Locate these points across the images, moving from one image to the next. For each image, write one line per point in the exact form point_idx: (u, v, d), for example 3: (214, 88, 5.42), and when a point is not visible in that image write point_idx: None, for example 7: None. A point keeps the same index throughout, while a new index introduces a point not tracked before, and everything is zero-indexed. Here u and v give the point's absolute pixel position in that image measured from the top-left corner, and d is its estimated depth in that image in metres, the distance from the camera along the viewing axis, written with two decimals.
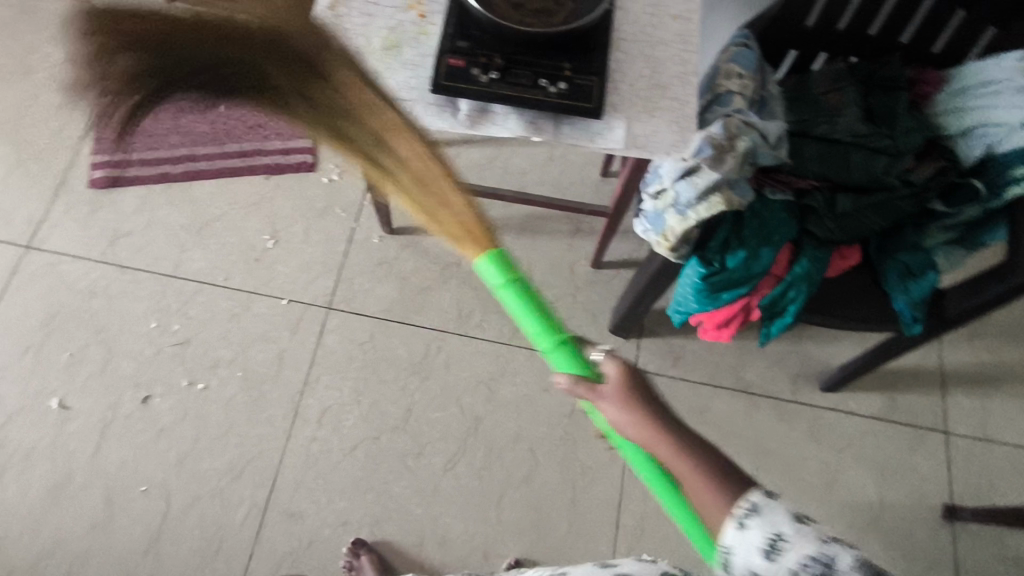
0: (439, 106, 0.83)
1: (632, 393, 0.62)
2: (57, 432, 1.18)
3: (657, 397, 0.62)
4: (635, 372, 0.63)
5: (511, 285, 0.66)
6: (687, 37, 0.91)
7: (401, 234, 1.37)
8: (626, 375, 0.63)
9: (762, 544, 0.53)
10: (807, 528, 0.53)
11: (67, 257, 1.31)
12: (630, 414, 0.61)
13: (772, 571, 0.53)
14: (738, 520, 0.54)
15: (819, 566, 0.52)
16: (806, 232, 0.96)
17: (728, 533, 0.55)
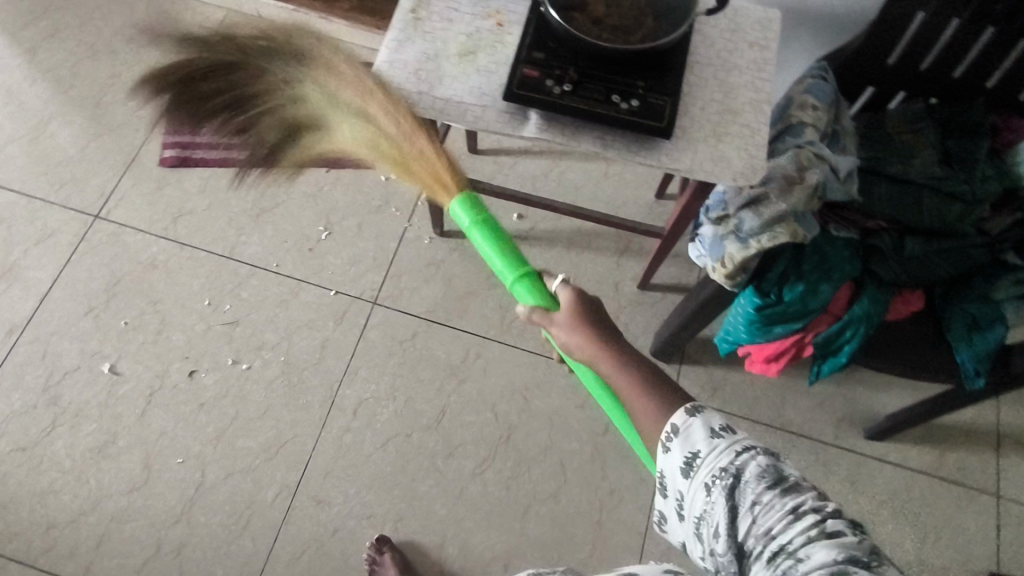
0: (509, 113, 0.85)
1: (584, 318, 0.71)
2: (105, 395, 1.22)
3: (599, 322, 0.71)
4: (589, 301, 0.72)
5: (479, 224, 0.74)
6: (762, 65, 0.91)
7: (451, 237, 1.39)
8: (578, 301, 0.71)
9: (681, 462, 0.62)
10: (720, 444, 0.61)
11: (131, 229, 1.36)
12: (573, 335, 0.70)
13: (689, 486, 0.61)
14: (663, 444, 0.63)
15: (728, 478, 0.59)
16: (870, 272, 0.94)
17: (658, 455, 0.64)
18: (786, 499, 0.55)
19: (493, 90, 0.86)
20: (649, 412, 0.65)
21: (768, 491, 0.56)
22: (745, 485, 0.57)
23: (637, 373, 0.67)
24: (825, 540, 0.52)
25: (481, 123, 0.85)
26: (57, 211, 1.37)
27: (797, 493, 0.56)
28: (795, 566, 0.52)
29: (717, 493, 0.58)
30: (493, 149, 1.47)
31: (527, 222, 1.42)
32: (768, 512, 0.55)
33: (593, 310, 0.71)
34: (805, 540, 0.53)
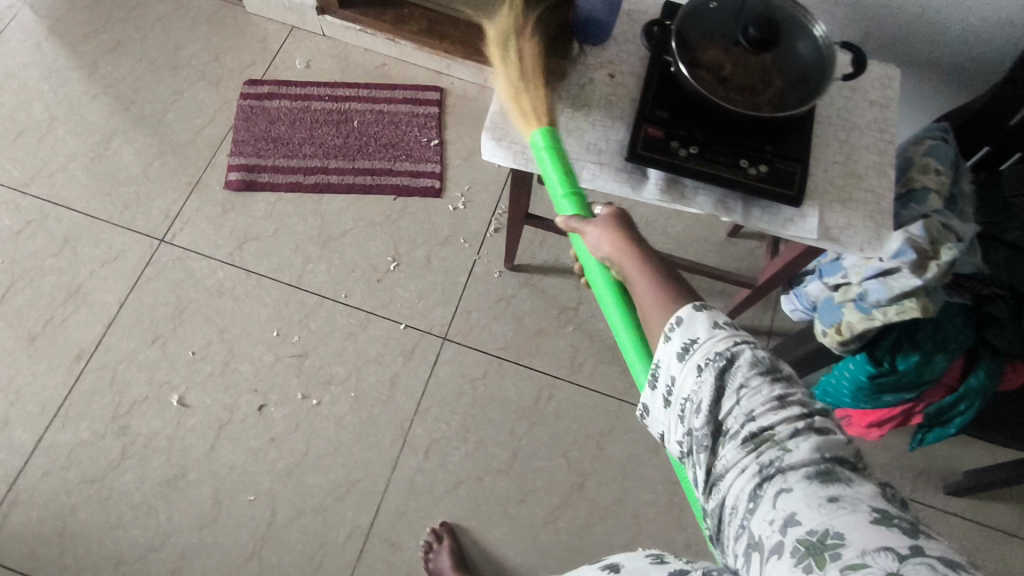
0: (628, 172, 0.82)
1: (621, 226, 0.65)
2: (174, 427, 1.20)
3: (637, 230, 0.65)
4: (622, 218, 0.65)
5: (551, 148, 0.73)
6: (884, 126, 0.87)
7: (521, 271, 1.37)
8: (617, 218, 0.65)
9: (677, 347, 0.53)
10: (720, 332, 0.52)
11: (197, 254, 1.34)
12: (604, 238, 0.65)
13: (680, 372, 0.52)
14: (665, 334, 0.54)
15: (722, 361, 0.50)
16: (984, 340, 0.90)
17: (657, 348, 0.55)
18: (775, 386, 0.49)
19: (610, 148, 0.83)
20: (659, 308, 0.56)
21: (761, 380, 0.49)
22: (744, 377, 0.49)
23: (666, 281, 0.58)
24: (815, 436, 0.46)
25: (599, 182, 0.82)
26: (122, 233, 1.35)
27: (788, 386, 0.49)
28: (781, 459, 0.45)
29: (707, 379, 0.50)
30: None
31: None
32: (759, 399, 0.48)
33: (625, 223, 0.65)
34: (795, 433, 0.46)
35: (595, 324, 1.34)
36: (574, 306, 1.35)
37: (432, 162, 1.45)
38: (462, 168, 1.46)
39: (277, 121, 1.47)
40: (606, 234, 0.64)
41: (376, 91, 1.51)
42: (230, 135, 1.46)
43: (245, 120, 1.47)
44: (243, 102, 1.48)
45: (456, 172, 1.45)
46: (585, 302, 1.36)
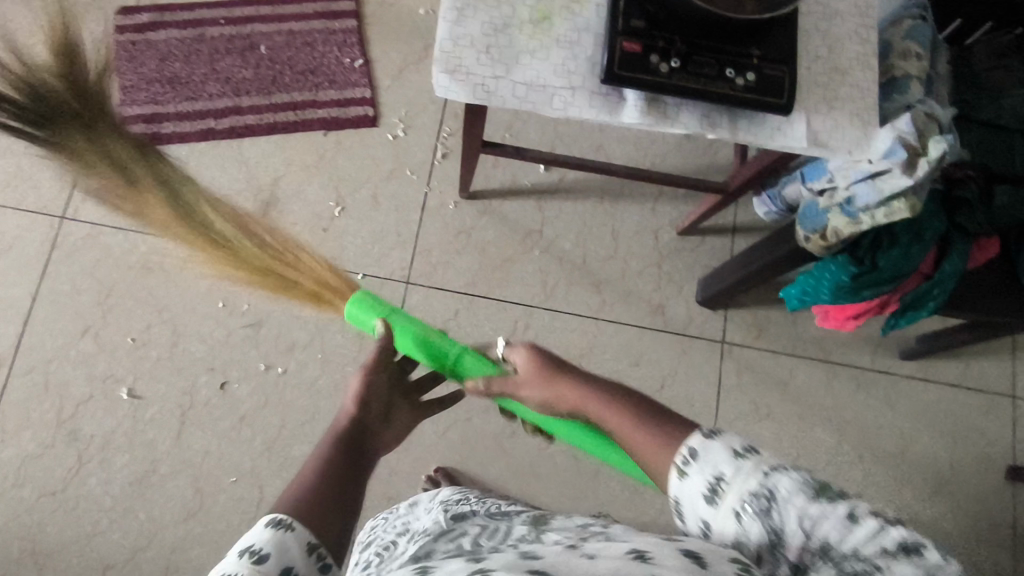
0: (603, 95, 0.73)
1: (542, 369, 0.66)
2: (132, 422, 1.12)
3: (557, 359, 0.66)
4: (537, 360, 0.66)
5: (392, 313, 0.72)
6: (864, 9, 0.80)
7: (477, 199, 1.28)
8: (535, 359, 0.67)
9: (703, 488, 0.52)
10: (748, 464, 0.51)
11: (109, 229, 1.18)
12: (545, 396, 0.65)
13: (716, 517, 0.51)
14: (680, 468, 0.54)
15: (762, 500, 0.49)
16: (955, 226, 0.90)
17: (674, 483, 0.54)
18: (837, 507, 0.47)
19: (580, 68, 0.73)
20: (658, 445, 0.57)
21: (814, 503, 0.47)
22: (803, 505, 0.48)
23: (631, 408, 0.61)
24: (905, 556, 0.44)
25: (573, 110, 0.73)
26: (13, 216, 1.16)
27: (847, 499, 0.48)
28: None
29: (751, 522, 0.49)
30: None
31: (555, 174, 1.30)
32: (830, 525, 0.47)
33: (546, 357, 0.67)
34: (880, 553, 0.45)
35: (561, 245, 1.28)
36: (537, 228, 1.28)
37: (360, 86, 1.29)
38: (395, 89, 1.30)
39: (169, 58, 1.26)
40: (539, 380, 0.65)
41: (280, 8, 1.31)
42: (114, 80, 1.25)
43: (130, 60, 1.25)
44: (122, 38, 1.26)
45: (389, 94, 1.30)
46: (548, 223, 1.29)
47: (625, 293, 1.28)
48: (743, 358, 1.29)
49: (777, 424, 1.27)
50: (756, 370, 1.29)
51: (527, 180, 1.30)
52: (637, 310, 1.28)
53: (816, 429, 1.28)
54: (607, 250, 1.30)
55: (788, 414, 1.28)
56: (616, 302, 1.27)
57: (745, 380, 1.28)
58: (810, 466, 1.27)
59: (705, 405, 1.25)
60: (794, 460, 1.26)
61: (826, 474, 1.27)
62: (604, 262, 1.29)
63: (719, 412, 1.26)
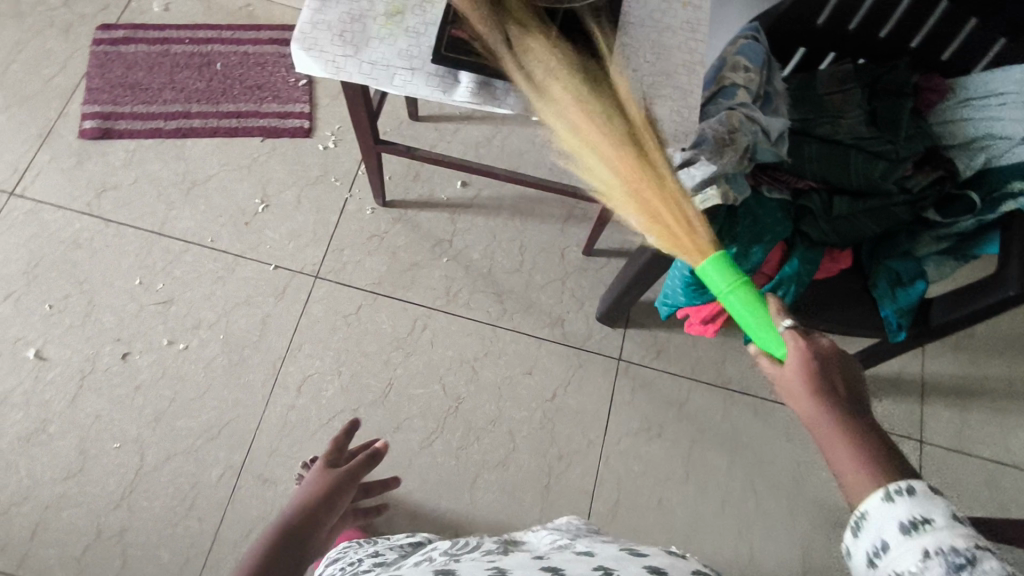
0: (440, 78, 0.82)
1: (813, 369, 0.59)
2: (32, 380, 1.18)
3: (835, 397, 0.57)
4: (818, 349, 0.60)
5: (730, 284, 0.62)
6: (695, 25, 0.89)
7: (394, 207, 1.36)
8: (810, 354, 0.59)
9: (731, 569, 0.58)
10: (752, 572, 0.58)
11: (50, 207, 1.29)
12: (817, 413, 0.57)
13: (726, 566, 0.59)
14: (888, 493, 0.50)
15: None
16: (800, 232, 0.96)
17: (873, 501, 0.50)
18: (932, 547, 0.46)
19: (423, 54, 0.83)
20: (845, 453, 0.54)
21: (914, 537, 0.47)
22: (920, 537, 0.46)
23: (863, 447, 0.54)
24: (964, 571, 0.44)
25: (411, 87, 0.82)
26: None
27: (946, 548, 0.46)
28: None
29: None
30: (434, 115, 1.43)
31: (471, 190, 1.39)
32: (954, 539, 0.45)
33: (822, 355, 0.60)
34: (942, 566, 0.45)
35: (468, 255, 1.35)
36: (447, 239, 1.35)
37: (300, 102, 1.41)
38: (333, 107, 1.42)
39: (134, 67, 1.41)
40: (803, 385, 0.58)
41: (240, 33, 1.46)
42: (83, 82, 1.40)
43: (100, 67, 1.41)
44: (96, 48, 1.42)
45: (326, 111, 1.42)
46: (458, 235, 1.36)
47: (526, 305, 1.32)
48: (637, 376, 1.30)
49: (668, 444, 1.26)
50: (650, 388, 1.29)
51: (444, 194, 1.38)
52: (536, 321, 1.31)
53: (708, 454, 1.26)
54: (513, 263, 1.35)
55: (680, 436, 1.27)
56: (516, 312, 1.32)
57: (638, 397, 1.29)
58: (701, 492, 1.24)
59: (595, 418, 1.26)
60: (683, 482, 1.24)
61: (715, 499, 1.23)
62: (509, 274, 1.34)
63: (609, 426, 1.26)
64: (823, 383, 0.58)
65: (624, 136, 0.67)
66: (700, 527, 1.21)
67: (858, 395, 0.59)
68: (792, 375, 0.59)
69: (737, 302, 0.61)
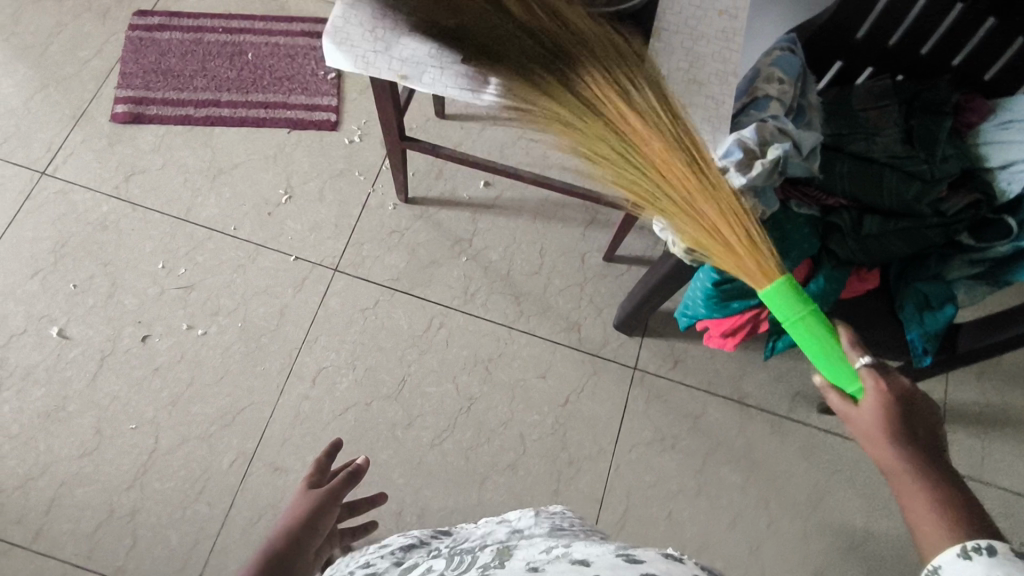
0: (470, 78, 0.82)
1: (888, 413, 0.60)
2: (55, 357, 1.20)
3: (908, 435, 0.60)
4: (901, 391, 0.60)
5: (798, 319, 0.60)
6: (730, 35, 0.88)
7: (416, 204, 1.36)
8: (888, 398, 0.59)
9: None
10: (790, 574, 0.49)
11: (80, 188, 1.31)
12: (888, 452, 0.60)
13: None
14: (965, 550, 0.52)
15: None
16: (827, 250, 0.95)
17: (947, 555, 0.53)
18: None
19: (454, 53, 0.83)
20: (922, 501, 0.57)
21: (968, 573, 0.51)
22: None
23: (937, 502, 0.56)
24: None
25: (439, 86, 0.81)
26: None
27: None
28: None
29: None
30: (461, 114, 1.43)
31: (494, 191, 1.39)
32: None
33: (904, 400, 0.60)
34: None
35: (488, 255, 1.34)
36: (468, 238, 1.35)
37: (328, 95, 1.42)
38: (360, 101, 1.43)
39: (167, 54, 1.43)
40: (879, 427, 0.60)
41: (272, 24, 1.47)
42: (117, 66, 1.42)
43: (134, 52, 1.42)
44: (131, 33, 1.44)
45: (353, 105, 1.43)
46: (479, 235, 1.36)
47: (543, 308, 1.32)
48: (652, 386, 1.29)
49: (680, 456, 1.25)
50: (664, 399, 1.28)
51: (466, 193, 1.38)
52: (553, 325, 1.31)
53: (721, 469, 1.25)
54: (533, 266, 1.34)
55: (693, 449, 1.25)
56: (533, 315, 1.31)
57: (652, 407, 1.27)
58: (711, 507, 1.22)
59: (607, 426, 1.25)
60: (694, 496, 1.22)
61: (725, 515, 1.22)
62: (528, 277, 1.33)
63: (621, 435, 1.25)
64: (902, 432, 0.60)
65: (675, 170, 0.70)
66: (709, 542, 1.20)
67: (938, 443, 0.61)
68: (872, 416, 0.60)
69: (806, 331, 0.59)
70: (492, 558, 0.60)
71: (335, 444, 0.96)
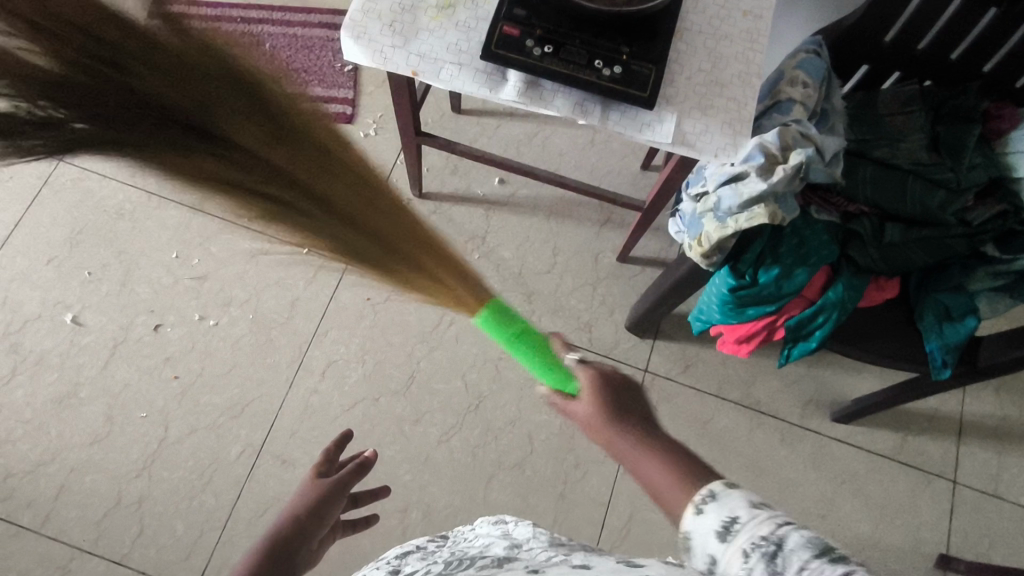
0: (488, 75, 0.81)
1: (603, 398, 0.61)
2: (68, 344, 1.21)
3: (628, 410, 0.61)
4: (605, 375, 0.62)
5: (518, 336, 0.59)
6: (754, 36, 0.86)
7: (430, 199, 1.36)
8: (597, 382, 0.62)
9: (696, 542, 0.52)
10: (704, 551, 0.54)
11: (96, 176, 1.32)
12: (603, 432, 0.61)
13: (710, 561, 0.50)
14: (697, 506, 0.53)
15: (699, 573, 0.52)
16: (846, 257, 0.92)
17: (687, 518, 0.53)
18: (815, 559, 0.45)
19: (472, 49, 0.81)
20: (665, 472, 0.57)
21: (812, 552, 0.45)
22: (736, 538, 0.49)
23: (669, 463, 0.57)
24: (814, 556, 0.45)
25: (457, 83, 0.80)
26: None
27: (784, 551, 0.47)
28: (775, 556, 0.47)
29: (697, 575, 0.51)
30: (477, 109, 1.42)
31: (508, 188, 1.37)
32: (764, 527, 0.48)
33: (610, 380, 0.62)
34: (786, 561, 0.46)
35: (501, 253, 1.33)
36: (481, 235, 1.34)
37: (345, 88, 1.41)
38: (377, 95, 1.42)
39: None
40: (592, 410, 0.61)
41: (290, 15, 1.47)
42: None
43: None
44: None
45: (369, 98, 1.42)
46: (492, 232, 1.35)
47: (555, 308, 1.31)
48: (663, 389, 1.27)
49: None
50: (675, 403, 1.27)
51: (481, 190, 1.37)
52: (564, 325, 1.30)
53: (729, 476, 1.23)
54: (546, 264, 1.33)
55: (701, 455, 1.24)
56: (544, 314, 1.30)
57: (662, 412, 1.26)
58: None
59: None
60: None
61: None
62: (540, 276, 1.32)
63: None
64: (616, 411, 0.61)
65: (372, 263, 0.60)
66: None
67: (652, 414, 0.62)
68: (583, 406, 0.61)
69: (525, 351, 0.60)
70: (491, 562, 0.62)
71: (344, 434, 0.96)
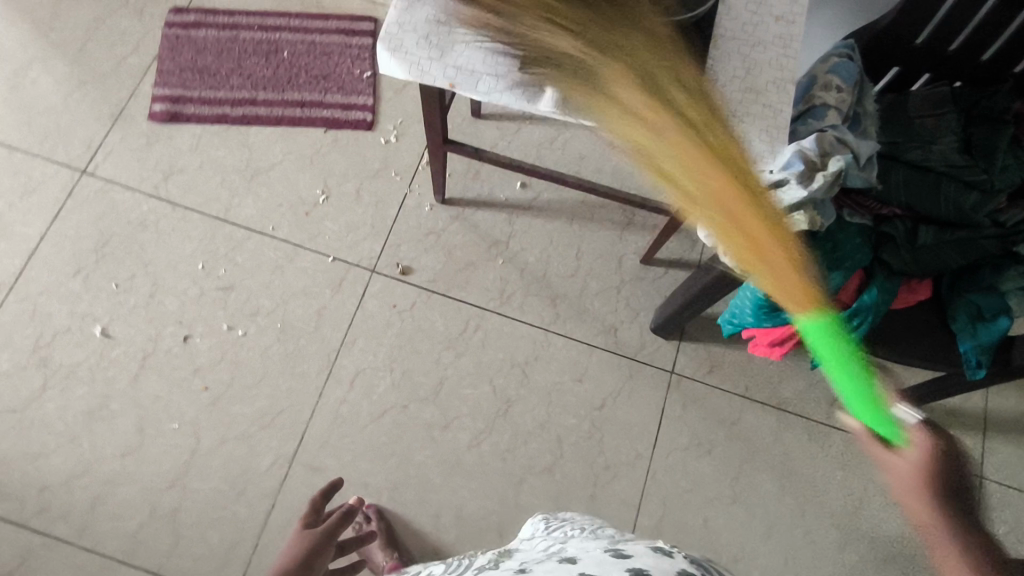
0: (524, 87, 0.81)
1: (932, 463, 0.59)
2: (97, 356, 1.21)
3: (950, 479, 0.59)
4: (951, 454, 0.59)
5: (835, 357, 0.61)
6: (787, 41, 0.86)
7: (452, 205, 1.36)
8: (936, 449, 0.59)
9: None
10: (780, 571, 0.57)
11: (119, 188, 1.32)
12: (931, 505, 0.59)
13: None
14: None
15: None
16: (879, 261, 0.93)
17: None
18: None
19: (508, 60, 0.82)
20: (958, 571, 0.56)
21: None
22: None
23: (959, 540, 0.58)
24: None
25: (494, 95, 0.81)
26: (41, 164, 1.32)
27: None
28: None
29: None
30: (497, 114, 1.42)
31: (530, 192, 1.38)
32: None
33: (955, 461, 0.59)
34: None
35: (525, 258, 1.34)
36: (504, 240, 1.34)
37: (364, 94, 1.41)
38: (396, 101, 1.42)
39: (203, 52, 1.43)
40: (921, 477, 0.60)
41: (308, 22, 1.46)
42: (154, 65, 1.41)
43: (171, 50, 1.42)
44: (168, 30, 1.43)
45: (389, 105, 1.42)
46: (515, 236, 1.35)
47: (580, 312, 1.31)
48: (689, 391, 1.28)
49: (717, 463, 1.24)
50: (701, 405, 1.27)
51: (503, 195, 1.37)
52: (589, 328, 1.30)
53: (758, 476, 1.24)
54: (570, 268, 1.34)
55: (729, 455, 1.25)
56: (569, 318, 1.30)
57: (689, 413, 1.26)
58: (747, 513, 1.22)
59: (643, 431, 1.25)
60: (730, 503, 1.22)
61: (761, 523, 1.21)
62: (564, 279, 1.33)
63: (658, 440, 1.25)
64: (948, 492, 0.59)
65: None
66: (744, 550, 1.20)
67: (968, 491, 0.60)
68: (917, 464, 0.60)
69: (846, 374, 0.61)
70: (489, 565, 0.69)
71: (335, 482, 1.03)
